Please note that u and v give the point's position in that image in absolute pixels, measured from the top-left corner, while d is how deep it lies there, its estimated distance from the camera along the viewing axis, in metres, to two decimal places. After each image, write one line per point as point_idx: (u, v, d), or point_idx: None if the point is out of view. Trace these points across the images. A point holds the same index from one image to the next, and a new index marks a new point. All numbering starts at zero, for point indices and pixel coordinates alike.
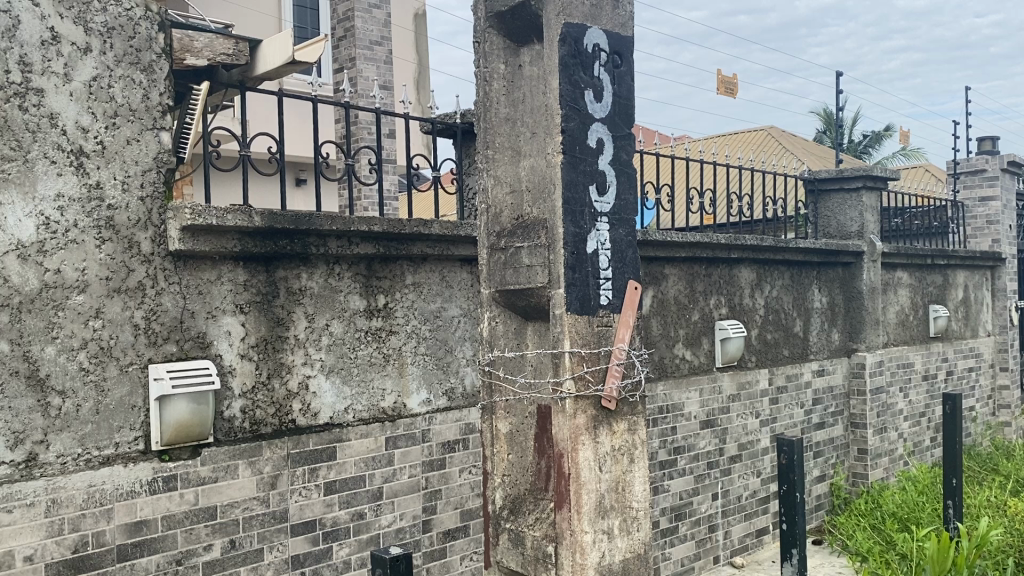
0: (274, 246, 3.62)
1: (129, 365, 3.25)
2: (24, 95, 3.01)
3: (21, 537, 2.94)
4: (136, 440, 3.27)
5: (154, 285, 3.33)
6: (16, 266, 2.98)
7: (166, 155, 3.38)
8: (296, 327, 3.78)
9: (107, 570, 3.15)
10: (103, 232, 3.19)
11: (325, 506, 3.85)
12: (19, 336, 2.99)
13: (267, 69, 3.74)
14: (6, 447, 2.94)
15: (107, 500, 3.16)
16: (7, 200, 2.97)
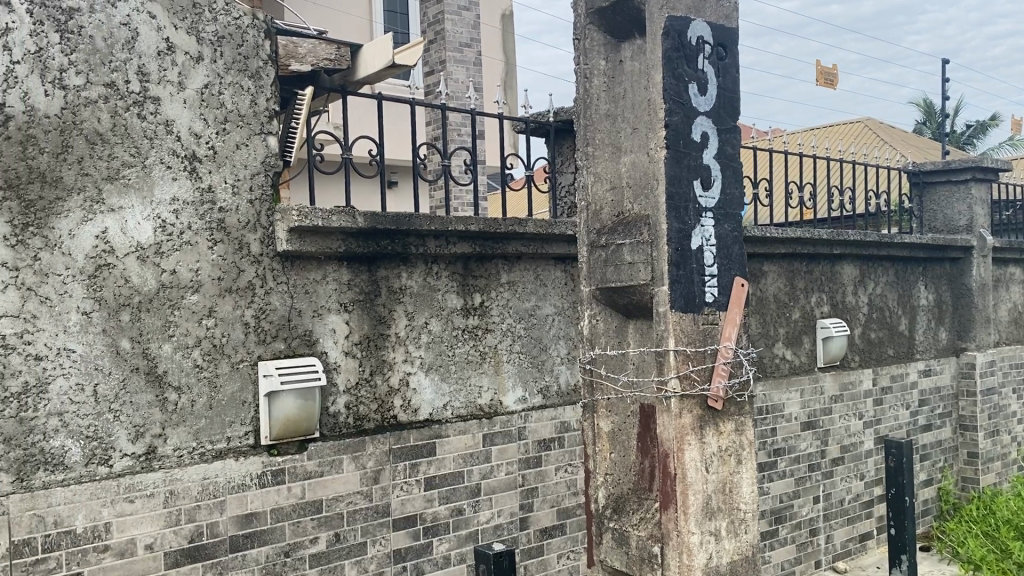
0: (376, 246, 3.70)
1: (240, 362, 3.37)
2: (142, 104, 3.15)
3: (142, 526, 3.08)
4: (246, 435, 3.39)
5: (263, 285, 3.44)
6: (136, 267, 3.12)
7: (273, 159, 3.49)
8: (396, 326, 3.85)
9: (221, 560, 3.27)
10: (215, 234, 3.31)
11: (425, 501, 3.91)
12: (139, 334, 3.13)
13: (366, 74, 3.82)
14: (128, 440, 3.09)
15: (220, 493, 3.28)
16: (128, 204, 3.11)
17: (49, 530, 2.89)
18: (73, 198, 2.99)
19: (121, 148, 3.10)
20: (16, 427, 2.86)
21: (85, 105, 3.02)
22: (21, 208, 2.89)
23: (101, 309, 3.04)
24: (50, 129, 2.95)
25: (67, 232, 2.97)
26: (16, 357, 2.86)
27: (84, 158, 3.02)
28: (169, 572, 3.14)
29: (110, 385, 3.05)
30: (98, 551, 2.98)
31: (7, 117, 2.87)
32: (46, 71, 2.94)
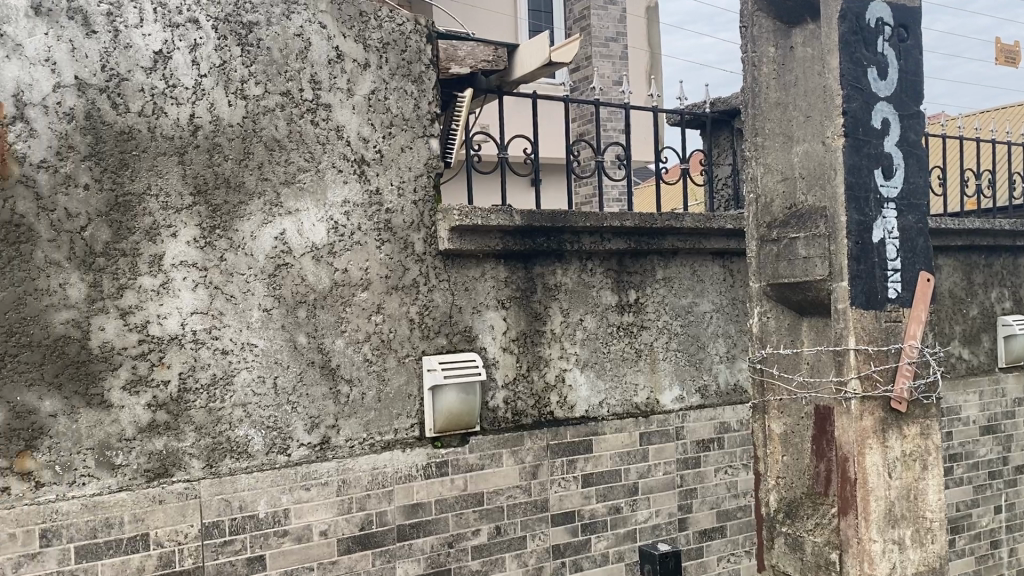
0: (533, 244, 3.72)
1: (406, 357, 3.48)
2: (315, 111, 3.31)
3: (317, 513, 3.24)
4: (412, 427, 3.50)
5: (427, 283, 3.54)
6: (311, 267, 3.28)
7: (434, 160, 3.59)
8: (552, 322, 3.87)
9: (389, 548, 3.39)
10: (382, 234, 3.44)
11: (583, 498, 3.91)
12: (314, 329, 3.28)
13: (518, 69, 3.80)
14: (304, 430, 3.25)
15: (388, 483, 3.40)
16: (303, 207, 3.27)
17: (235, 514, 3.09)
18: (254, 202, 3.17)
19: (296, 154, 3.26)
20: (206, 417, 3.06)
21: (264, 114, 3.20)
22: (208, 211, 3.08)
23: (279, 306, 3.21)
24: (234, 137, 3.14)
25: (249, 234, 3.16)
26: (206, 351, 3.06)
27: (263, 164, 3.19)
28: (341, 558, 3.29)
29: (288, 378, 3.22)
30: (279, 535, 3.16)
31: (196, 127, 3.07)
32: (229, 83, 3.14)
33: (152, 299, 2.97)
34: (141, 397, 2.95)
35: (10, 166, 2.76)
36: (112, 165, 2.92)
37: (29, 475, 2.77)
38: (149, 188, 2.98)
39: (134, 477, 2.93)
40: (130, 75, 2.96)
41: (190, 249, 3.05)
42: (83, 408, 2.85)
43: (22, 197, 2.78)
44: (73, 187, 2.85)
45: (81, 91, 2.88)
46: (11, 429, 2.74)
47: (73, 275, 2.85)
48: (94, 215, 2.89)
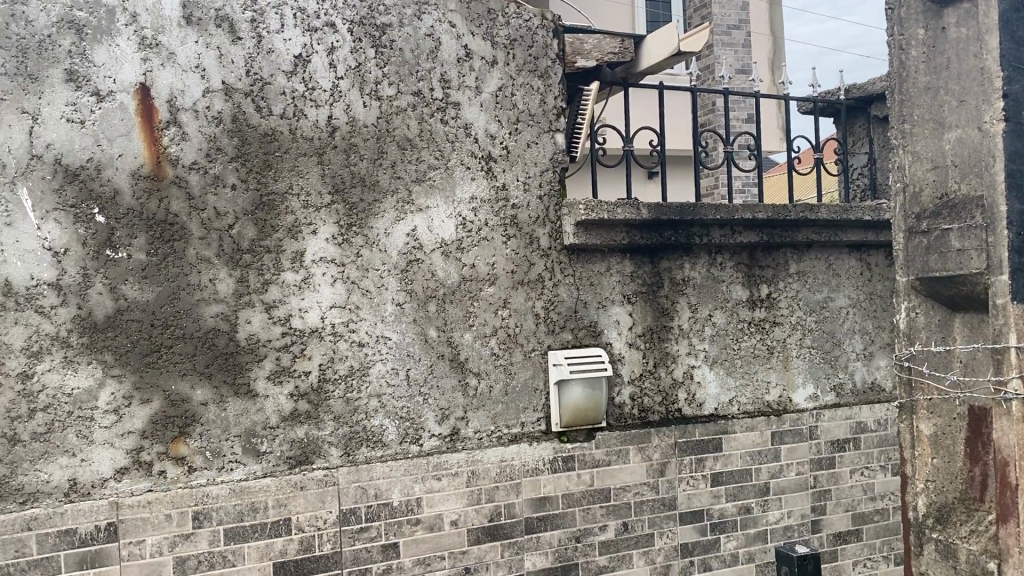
0: (661, 238, 3.67)
1: (532, 352, 3.50)
2: (445, 109, 3.36)
3: (447, 503, 3.32)
4: (538, 421, 3.52)
5: (552, 277, 3.55)
6: (440, 262, 3.34)
7: (560, 155, 3.59)
8: (680, 318, 3.81)
9: (517, 540, 3.43)
10: (508, 230, 3.47)
11: (712, 497, 3.83)
12: (444, 323, 3.35)
13: (646, 62, 3.75)
14: (435, 422, 3.33)
15: (516, 475, 3.44)
16: (433, 204, 3.33)
17: (371, 502, 3.19)
18: (388, 199, 3.26)
19: (427, 152, 3.33)
20: (343, 407, 3.17)
21: (397, 114, 3.28)
22: (346, 209, 3.19)
23: (411, 300, 3.29)
24: (368, 137, 3.23)
25: (383, 230, 3.25)
26: (343, 344, 3.17)
27: (397, 162, 3.28)
28: (471, 548, 3.35)
29: (419, 371, 3.30)
30: (412, 524, 3.25)
31: (334, 128, 3.18)
32: (364, 84, 3.23)
33: (294, 293, 3.10)
34: (284, 386, 3.08)
35: (165, 168, 2.93)
36: (257, 166, 3.06)
37: (183, 460, 2.93)
38: (290, 188, 3.10)
39: (277, 464, 3.07)
40: (272, 79, 3.09)
41: (329, 246, 3.16)
42: (231, 397, 3.00)
43: (175, 197, 2.94)
44: (221, 187, 3.01)
45: (228, 95, 3.03)
46: (166, 416, 2.91)
47: (221, 271, 3.00)
48: (240, 214, 3.03)
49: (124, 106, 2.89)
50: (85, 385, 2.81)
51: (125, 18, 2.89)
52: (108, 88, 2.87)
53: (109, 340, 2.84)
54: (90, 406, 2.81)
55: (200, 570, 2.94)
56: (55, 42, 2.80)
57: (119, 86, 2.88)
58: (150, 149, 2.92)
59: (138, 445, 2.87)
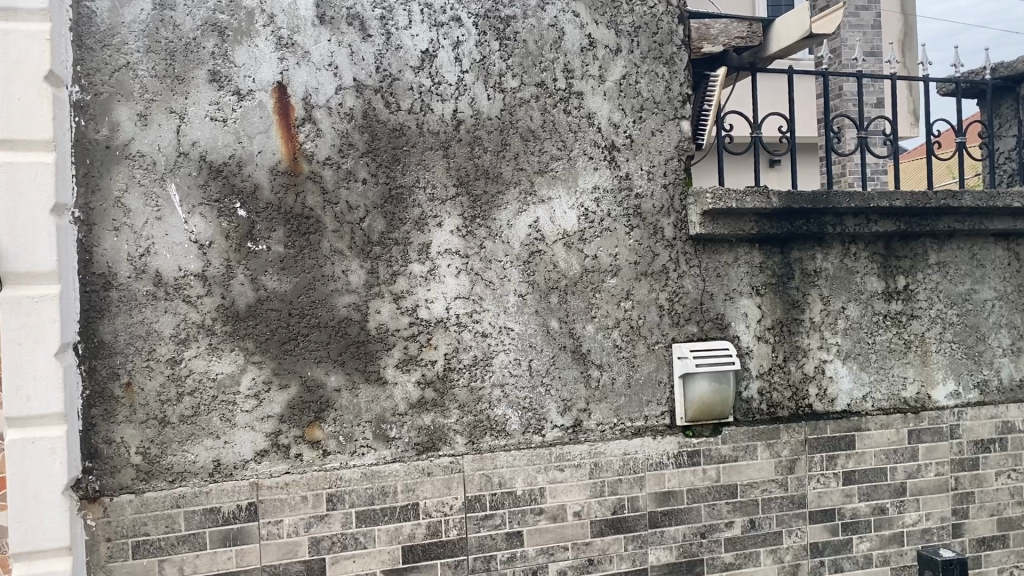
0: (791, 227, 3.56)
1: (656, 344, 3.46)
2: (568, 100, 3.35)
3: (571, 494, 3.32)
4: (662, 415, 3.48)
5: (677, 268, 3.49)
6: (563, 253, 3.34)
7: (686, 143, 3.52)
8: (811, 310, 3.68)
9: (641, 534, 3.40)
10: (632, 220, 3.43)
11: (844, 496, 3.69)
12: (567, 315, 3.34)
13: (776, 47, 3.63)
14: (558, 412, 3.33)
15: (640, 469, 3.41)
16: (556, 194, 3.34)
17: (495, 490, 3.23)
18: (511, 190, 3.28)
19: (550, 143, 3.33)
20: (468, 396, 3.22)
21: (520, 106, 3.29)
22: (470, 202, 3.23)
23: (534, 291, 3.30)
24: (492, 129, 3.26)
25: (506, 222, 3.27)
26: (467, 334, 3.21)
27: (520, 154, 3.29)
28: (595, 540, 3.35)
29: (542, 361, 3.31)
30: (535, 513, 3.28)
31: (459, 121, 3.22)
32: (489, 77, 3.26)
33: (421, 284, 3.16)
34: (411, 374, 3.15)
35: (300, 163, 3.04)
36: (386, 161, 3.13)
37: (318, 444, 3.05)
38: (417, 181, 3.17)
39: (405, 450, 3.15)
40: (401, 74, 3.16)
41: (454, 237, 3.20)
42: (362, 383, 3.09)
43: (310, 191, 3.05)
44: (353, 181, 3.09)
45: (359, 92, 3.11)
46: (302, 401, 3.03)
47: (353, 262, 3.09)
48: (371, 207, 3.11)
49: (263, 104, 3.01)
50: (228, 371, 2.95)
51: (263, 19, 3.01)
52: (248, 87, 3.00)
53: (249, 328, 2.98)
54: (232, 391, 2.96)
55: (333, 550, 3.05)
56: (200, 45, 2.95)
57: (258, 85, 3.01)
58: (287, 145, 3.03)
59: (276, 429, 3.00)
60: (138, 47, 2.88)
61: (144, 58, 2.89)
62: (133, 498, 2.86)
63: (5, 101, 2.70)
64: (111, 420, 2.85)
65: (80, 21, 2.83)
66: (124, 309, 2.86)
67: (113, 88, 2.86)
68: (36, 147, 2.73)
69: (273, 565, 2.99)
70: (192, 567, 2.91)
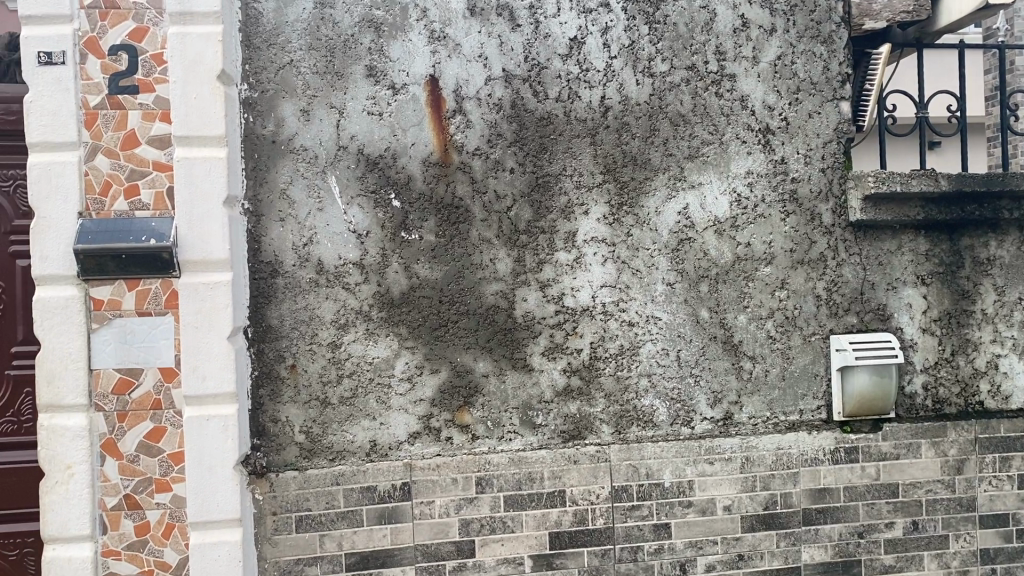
0: (961, 212, 3.34)
1: (812, 335, 3.33)
2: (720, 83, 3.27)
3: (721, 488, 3.25)
4: (819, 409, 3.35)
5: (836, 256, 3.34)
6: (713, 241, 3.27)
7: (845, 125, 3.36)
8: (984, 301, 3.44)
9: (794, 532, 3.30)
10: (787, 206, 3.32)
11: (1019, 500, 3.44)
12: (717, 304, 3.27)
13: (948, 21, 3.39)
14: (707, 404, 3.27)
15: (794, 464, 3.30)
16: (707, 180, 3.26)
17: (643, 481, 3.20)
18: (660, 177, 3.23)
19: (701, 127, 3.26)
20: (615, 385, 3.20)
21: (670, 90, 3.23)
22: (617, 189, 3.20)
23: (683, 280, 3.24)
24: (641, 115, 3.22)
25: (654, 209, 3.22)
26: (614, 323, 3.20)
27: (669, 140, 3.24)
28: (745, 535, 3.27)
29: (691, 352, 3.25)
30: (683, 506, 3.23)
31: (607, 108, 3.20)
32: (638, 62, 3.21)
33: (567, 272, 3.17)
34: (558, 362, 3.16)
35: (451, 153, 3.10)
36: (533, 150, 3.15)
37: (468, 427, 3.12)
38: (565, 169, 3.17)
39: (552, 437, 3.17)
40: (549, 62, 3.16)
41: (601, 225, 3.19)
42: (510, 370, 3.13)
43: (460, 181, 3.11)
44: (501, 170, 3.13)
45: (508, 82, 3.14)
46: (453, 386, 3.10)
47: (500, 251, 3.13)
48: (518, 196, 3.14)
49: (416, 97, 3.09)
50: (384, 355, 3.06)
51: (417, 14, 3.09)
52: (402, 81, 3.09)
53: (403, 314, 3.07)
54: (387, 374, 3.07)
55: (482, 533, 3.12)
56: (358, 41, 3.06)
57: (412, 79, 3.09)
58: (438, 137, 3.10)
59: (428, 412, 3.09)
60: (301, 45, 3.03)
61: (306, 56, 3.03)
62: (296, 474, 3.02)
63: (182, 98, 2.84)
64: (277, 400, 3.02)
65: (248, 22, 3.00)
66: (290, 295, 3.02)
67: (279, 86, 3.01)
68: (210, 141, 2.87)
69: (426, 544, 3.09)
70: (350, 543, 3.05)
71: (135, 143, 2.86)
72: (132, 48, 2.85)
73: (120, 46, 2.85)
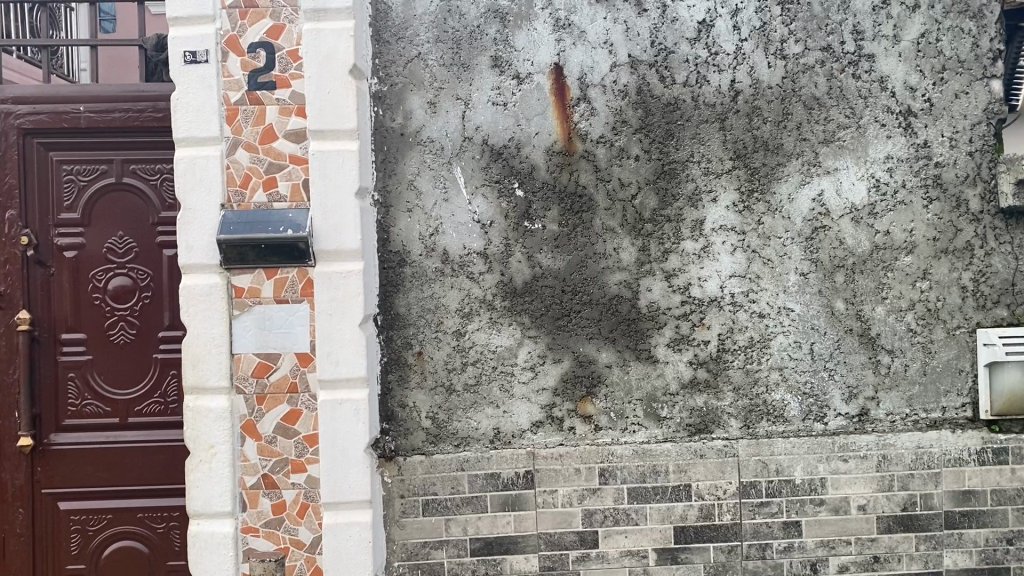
0: None
1: (956, 329, 3.15)
2: (857, 63, 3.12)
3: (856, 486, 3.13)
4: (963, 407, 3.16)
5: (984, 245, 3.15)
6: (850, 229, 3.13)
7: (996, 105, 3.15)
8: None
9: (935, 535, 3.14)
10: (930, 191, 3.14)
11: None
12: (853, 296, 3.13)
13: None
14: (842, 400, 3.14)
15: (936, 464, 3.14)
16: (843, 165, 3.12)
17: (772, 477, 3.12)
18: (792, 162, 3.11)
19: (837, 111, 3.12)
20: (743, 378, 3.12)
21: (804, 72, 3.11)
22: (747, 175, 3.11)
23: (817, 270, 3.12)
24: (773, 99, 3.11)
25: (787, 196, 3.11)
26: (743, 314, 3.11)
27: (802, 124, 3.12)
28: (882, 537, 3.13)
29: (825, 345, 3.13)
30: (815, 504, 3.12)
31: (737, 92, 3.10)
32: (769, 44, 3.11)
33: (694, 262, 3.10)
34: (684, 354, 3.10)
35: (575, 142, 3.08)
36: (659, 136, 3.09)
37: (591, 418, 3.10)
38: (692, 155, 3.10)
39: (678, 430, 3.12)
40: (676, 47, 3.10)
41: (730, 213, 3.11)
42: (634, 361, 3.10)
43: (584, 170, 3.09)
44: (626, 158, 3.09)
45: (634, 68, 3.09)
46: (576, 375, 3.09)
47: (625, 240, 3.09)
48: (644, 183, 3.09)
49: (541, 86, 3.09)
50: (507, 344, 3.08)
51: (542, 2, 3.09)
52: (527, 71, 3.08)
53: (526, 304, 3.08)
54: (510, 363, 3.08)
55: (605, 524, 3.10)
56: (483, 32, 3.08)
57: (536, 68, 3.09)
58: (562, 125, 3.08)
59: (551, 401, 3.09)
60: (428, 38, 3.07)
61: (433, 48, 3.07)
62: (423, 458, 3.09)
63: (317, 92, 2.93)
64: (405, 386, 3.09)
65: (378, 17, 3.07)
66: (416, 284, 3.08)
67: (407, 79, 3.07)
68: (344, 135, 2.96)
69: (549, 533, 3.09)
70: (475, 528, 3.09)
71: (272, 137, 2.97)
72: (269, 46, 2.96)
73: (259, 43, 2.96)
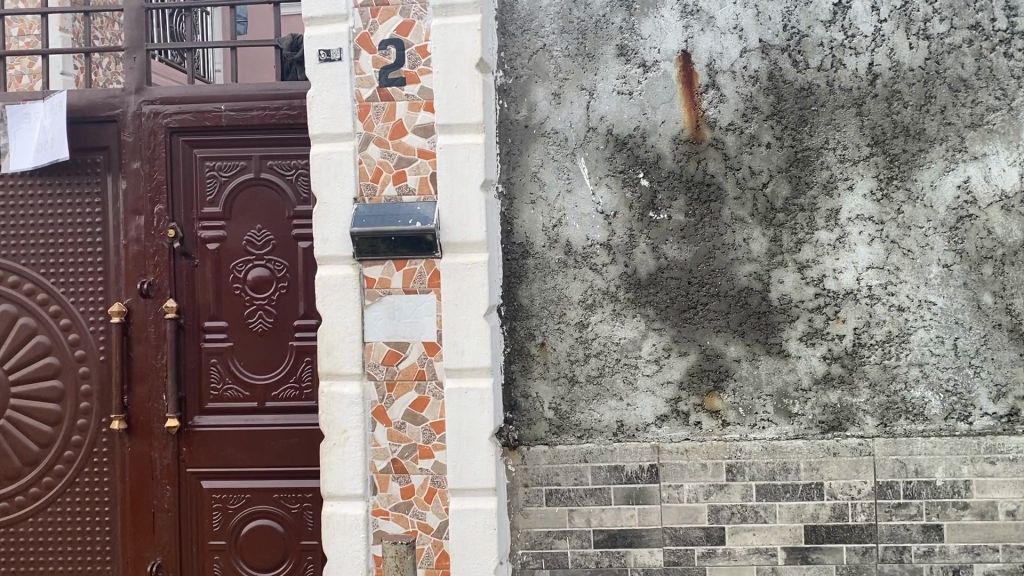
0: None
1: None
2: (1009, 41, 2.93)
3: (1004, 490, 2.96)
4: None
5: None
6: (1000, 217, 2.95)
7: None
8: None
9: None
10: None
11: None
12: (1003, 288, 2.95)
13: None
14: (989, 399, 2.96)
15: None
16: (993, 150, 2.94)
17: (911, 478, 2.98)
18: (936, 148, 2.96)
19: (986, 92, 2.94)
20: (881, 374, 2.99)
21: (949, 52, 2.95)
22: (887, 162, 2.97)
23: (962, 262, 2.96)
24: (915, 82, 2.96)
25: (929, 183, 2.96)
26: (881, 307, 2.98)
27: (947, 107, 2.96)
28: None
29: (971, 340, 2.96)
30: (959, 508, 2.97)
31: (875, 75, 2.97)
32: (911, 24, 2.96)
33: (828, 253, 2.99)
34: (817, 349, 3.00)
35: (703, 130, 3.02)
36: (792, 123, 3.00)
37: (718, 413, 3.04)
38: (827, 142, 2.99)
39: (809, 427, 3.02)
40: (810, 30, 2.99)
41: (867, 201, 2.98)
42: (764, 355, 3.02)
43: (712, 158, 3.02)
44: (756, 146, 3.01)
45: (765, 53, 3.00)
46: (702, 369, 3.04)
47: (755, 230, 3.01)
48: (775, 171, 3.00)
49: (668, 74, 3.04)
50: (631, 336, 3.06)
51: None
52: (653, 59, 3.05)
53: (651, 295, 3.05)
54: (635, 355, 3.06)
55: (732, 521, 3.04)
56: (609, 21, 3.06)
57: (663, 56, 3.04)
58: (690, 113, 3.03)
59: (677, 395, 3.05)
60: (553, 29, 3.08)
61: (559, 39, 3.08)
62: (547, 449, 3.11)
63: (445, 87, 2.99)
64: (528, 375, 3.11)
65: (504, 10, 3.10)
66: (540, 275, 3.10)
67: (533, 71, 3.09)
68: (471, 128, 3.00)
69: (674, 527, 3.06)
70: (599, 520, 3.09)
71: (402, 132, 3.04)
72: (399, 42, 3.04)
73: (389, 40, 3.04)
